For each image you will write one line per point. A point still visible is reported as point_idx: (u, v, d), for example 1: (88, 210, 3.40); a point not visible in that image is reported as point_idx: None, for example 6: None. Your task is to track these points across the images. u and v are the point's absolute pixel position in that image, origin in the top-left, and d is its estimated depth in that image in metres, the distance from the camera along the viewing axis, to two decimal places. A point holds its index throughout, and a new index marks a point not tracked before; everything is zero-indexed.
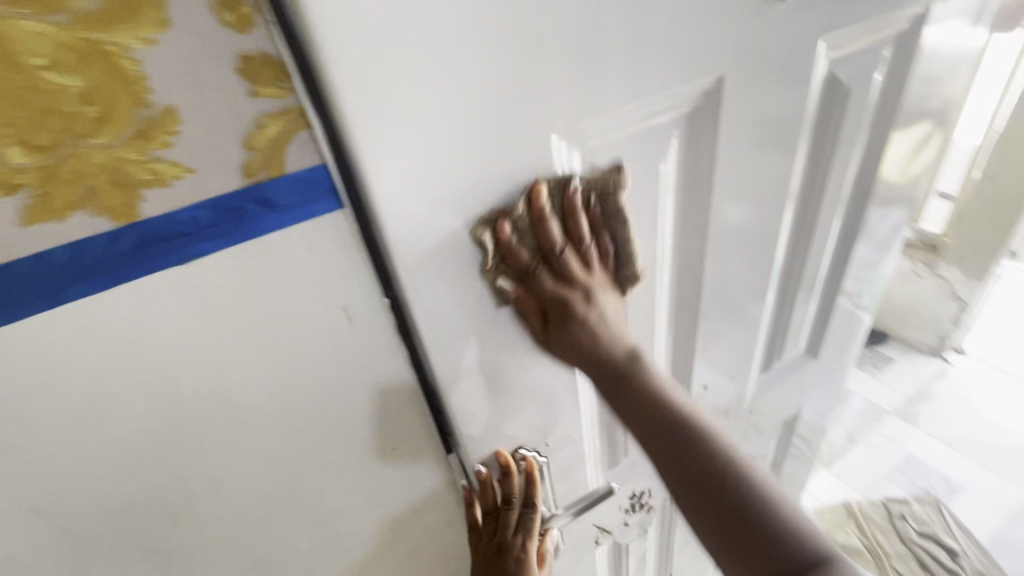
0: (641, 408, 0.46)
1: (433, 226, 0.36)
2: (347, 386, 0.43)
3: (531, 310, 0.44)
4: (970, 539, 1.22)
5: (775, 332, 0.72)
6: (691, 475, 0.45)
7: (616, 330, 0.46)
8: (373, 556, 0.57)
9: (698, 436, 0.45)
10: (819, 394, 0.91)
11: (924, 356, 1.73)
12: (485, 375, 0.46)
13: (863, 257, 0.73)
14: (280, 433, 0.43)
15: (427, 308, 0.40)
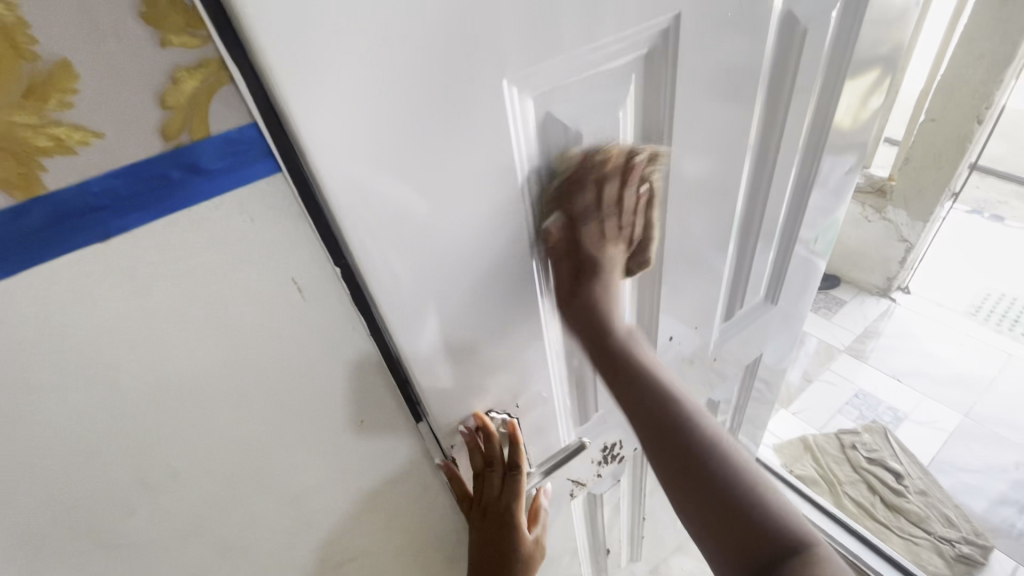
0: (632, 374, 0.51)
1: (382, 189, 0.34)
2: (306, 360, 0.41)
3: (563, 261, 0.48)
4: (913, 461, 1.32)
5: (735, 282, 0.74)
6: (667, 444, 0.49)
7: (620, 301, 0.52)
8: (350, 527, 0.57)
9: (676, 406, 0.51)
10: (778, 339, 0.95)
11: (873, 296, 1.82)
12: (451, 341, 0.45)
13: (818, 203, 0.74)
14: (239, 415, 0.41)
15: (383, 276, 0.38)
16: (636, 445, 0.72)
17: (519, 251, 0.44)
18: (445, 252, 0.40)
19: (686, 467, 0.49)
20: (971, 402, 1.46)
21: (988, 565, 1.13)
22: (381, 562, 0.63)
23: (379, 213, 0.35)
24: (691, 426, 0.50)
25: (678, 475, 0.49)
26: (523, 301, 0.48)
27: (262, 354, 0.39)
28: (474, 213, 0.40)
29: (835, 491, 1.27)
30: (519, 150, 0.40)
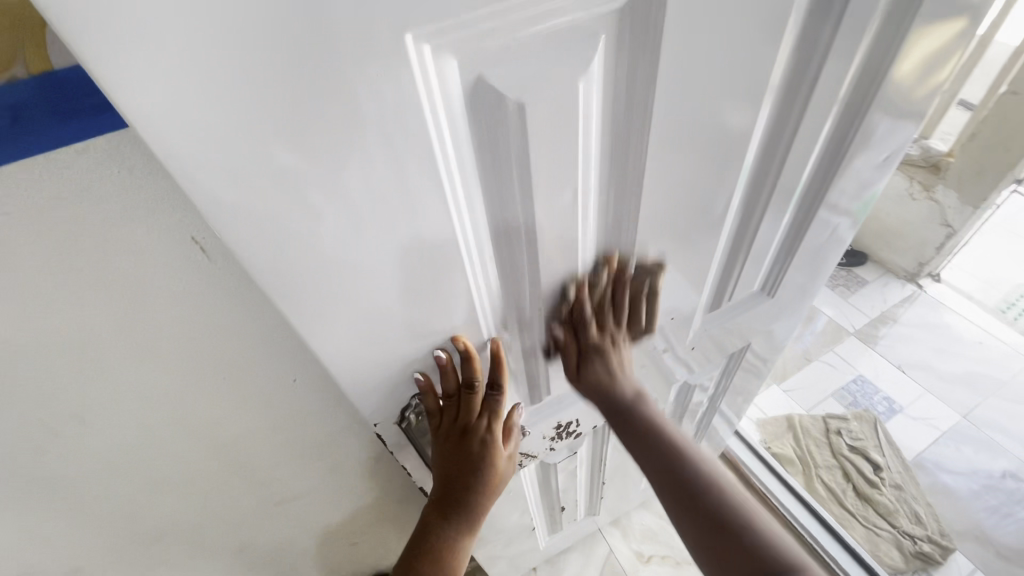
0: (642, 439, 0.54)
1: (256, 172, 0.27)
2: (219, 322, 0.38)
3: (571, 356, 0.54)
4: (895, 452, 1.31)
5: (728, 265, 0.63)
6: (686, 493, 0.49)
7: (624, 371, 0.57)
8: (288, 472, 0.57)
9: (693, 460, 0.51)
10: (780, 330, 0.87)
11: (899, 280, 1.71)
12: (378, 343, 0.39)
13: (859, 170, 0.60)
14: (145, 371, 0.39)
15: (273, 268, 0.31)
16: (597, 423, 0.70)
17: (455, 253, 0.37)
18: (355, 250, 0.32)
19: (711, 531, 0.47)
20: (975, 404, 1.41)
21: (945, 564, 1.13)
22: (324, 499, 0.64)
23: (252, 198, 0.28)
24: (710, 478, 0.50)
25: (699, 528, 0.47)
26: (460, 304, 0.41)
27: (163, 316, 0.36)
28: (393, 207, 0.31)
29: (808, 473, 1.27)
30: (445, 135, 0.30)
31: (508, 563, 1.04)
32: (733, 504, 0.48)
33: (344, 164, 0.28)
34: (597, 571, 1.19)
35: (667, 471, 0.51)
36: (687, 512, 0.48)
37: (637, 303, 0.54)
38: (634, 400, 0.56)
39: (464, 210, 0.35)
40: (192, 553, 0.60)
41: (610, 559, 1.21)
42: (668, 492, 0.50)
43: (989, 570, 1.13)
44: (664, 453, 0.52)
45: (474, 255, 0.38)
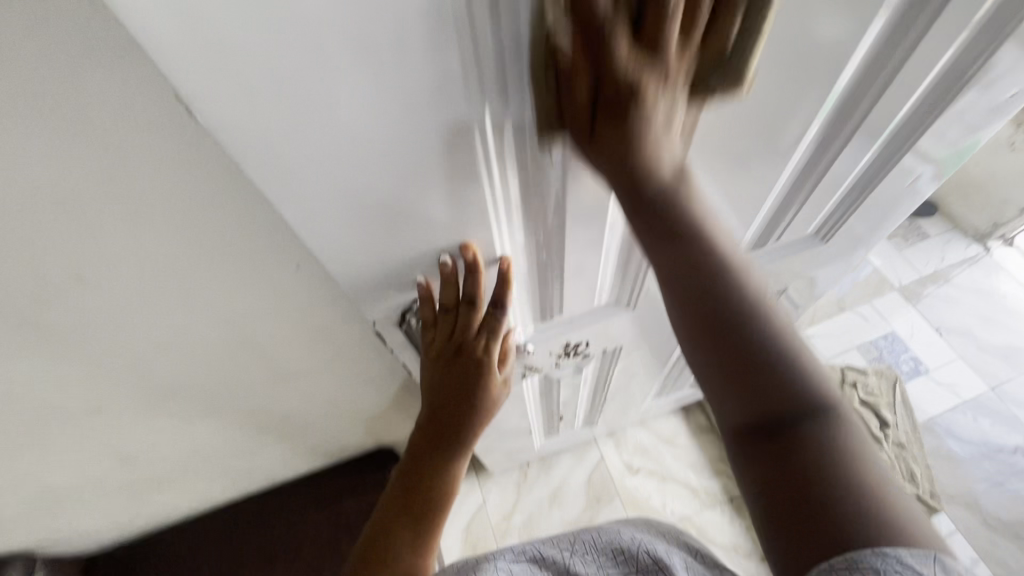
0: (674, 245, 0.35)
1: (237, 37, 0.22)
2: (215, 197, 0.36)
3: (581, 72, 0.29)
4: (908, 414, 1.27)
5: (784, 203, 0.56)
6: (716, 323, 0.34)
7: (672, 140, 0.33)
8: (294, 352, 0.58)
9: (737, 285, 0.34)
10: (824, 278, 0.81)
11: (965, 239, 1.57)
12: (378, 242, 0.36)
13: (961, 111, 0.49)
14: (140, 237, 0.38)
15: (262, 152, 0.28)
16: (607, 346, 0.68)
17: (470, 155, 0.32)
18: (355, 140, 0.29)
19: (738, 376, 0.33)
20: (1007, 378, 1.35)
21: None
22: (329, 380, 0.66)
23: (233, 68, 0.24)
24: (753, 309, 0.34)
25: (723, 363, 0.34)
26: (472, 212, 0.37)
27: (152, 181, 0.34)
28: (399, 94, 0.27)
29: None
30: (465, 8, 0.25)
31: (503, 456, 1.11)
32: (780, 340, 0.34)
33: (344, 34, 0.24)
34: (586, 474, 1.27)
35: (698, 288, 0.34)
36: (711, 349, 0.34)
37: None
38: (676, 187, 0.34)
39: (480, 102, 0.30)
40: (203, 410, 0.64)
41: (600, 466, 1.27)
42: (693, 321, 0.35)
43: (968, 535, 1.15)
44: (694, 265, 0.34)
45: (493, 157, 0.34)
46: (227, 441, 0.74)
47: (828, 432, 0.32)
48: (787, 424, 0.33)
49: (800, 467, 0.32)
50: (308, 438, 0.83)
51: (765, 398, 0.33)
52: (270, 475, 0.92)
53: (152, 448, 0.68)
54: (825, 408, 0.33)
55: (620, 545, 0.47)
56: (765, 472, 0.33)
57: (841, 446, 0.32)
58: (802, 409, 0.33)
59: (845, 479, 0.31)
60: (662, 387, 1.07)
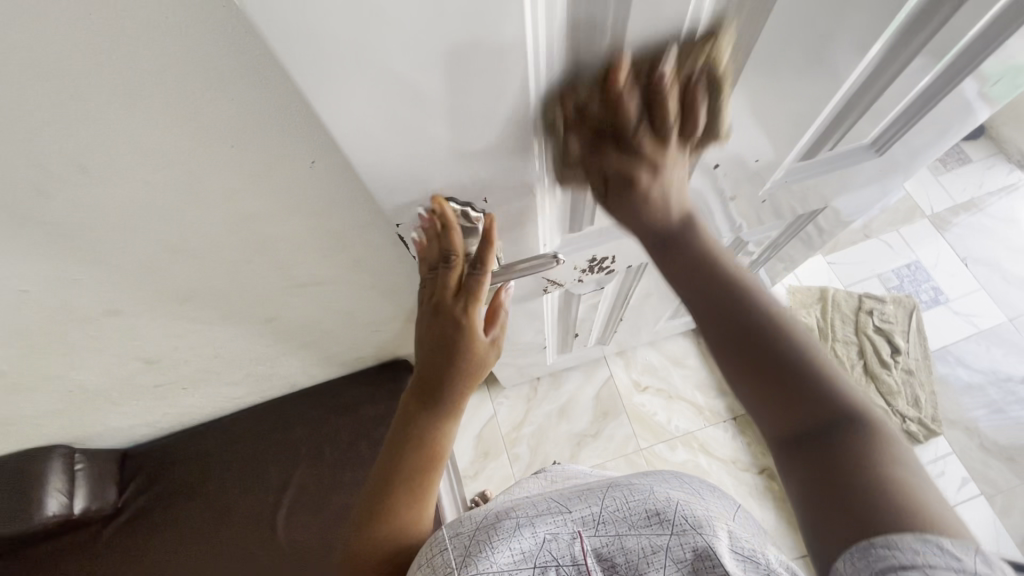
0: (689, 264, 0.40)
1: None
2: (223, 81, 0.32)
3: (593, 174, 0.41)
4: (920, 342, 1.28)
5: (842, 114, 0.50)
6: (743, 332, 0.36)
7: (676, 193, 0.41)
8: (314, 258, 0.56)
9: (760, 302, 0.37)
10: (863, 199, 0.76)
11: (1009, 164, 1.49)
12: (405, 140, 0.33)
13: None
14: (144, 125, 0.34)
15: (274, 9, 0.23)
16: (632, 263, 0.66)
17: (515, 24, 0.27)
18: (382, 12, 0.24)
19: (771, 385, 0.35)
20: None
21: (924, 444, 1.19)
22: (348, 288, 0.65)
23: None
24: (777, 321, 0.36)
25: (752, 369, 0.35)
26: (512, 98, 0.32)
27: (148, 53, 0.30)
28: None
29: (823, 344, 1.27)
30: None
31: (517, 371, 1.13)
32: (808, 346, 0.35)
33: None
34: (595, 389, 1.30)
35: (722, 313, 0.37)
36: (742, 360, 0.36)
37: (694, 101, 0.37)
38: (683, 222, 0.42)
39: None
40: (224, 315, 0.63)
41: (609, 382, 1.30)
42: (722, 334, 0.37)
43: (962, 456, 1.18)
44: (715, 286, 0.38)
45: (542, 27, 0.29)
46: (248, 347, 0.75)
47: (867, 440, 0.32)
48: (830, 438, 0.33)
49: (845, 479, 0.31)
50: (326, 347, 0.83)
51: (794, 414, 0.34)
52: (291, 381, 0.94)
53: (175, 351, 0.68)
54: (860, 421, 0.33)
55: (655, 505, 0.42)
56: (810, 489, 0.32)
57: (883, 457, 0.32)
58: (831, 415, 0.33)
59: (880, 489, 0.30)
60: (678, 309, 1.07)
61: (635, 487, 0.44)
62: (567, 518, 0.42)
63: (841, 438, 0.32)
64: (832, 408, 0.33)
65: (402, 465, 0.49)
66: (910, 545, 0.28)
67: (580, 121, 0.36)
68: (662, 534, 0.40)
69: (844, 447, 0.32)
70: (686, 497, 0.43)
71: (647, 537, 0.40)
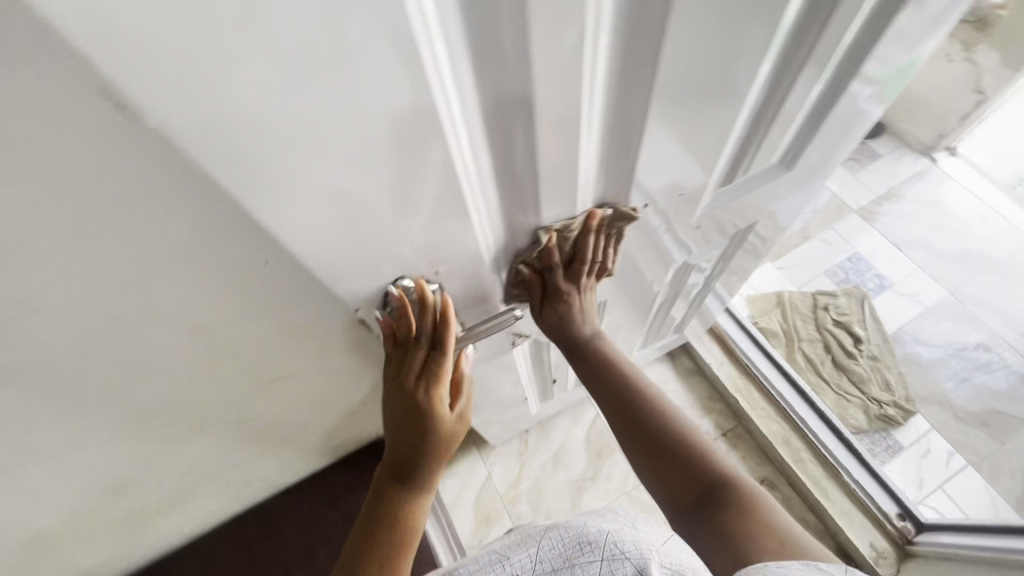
0: (595, 371, 0.62)
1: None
2: (171, 206, 0.34)
3: (536, 290, 0.55)
4: (877, 327, 1.35)
5: (748, 139, 0.56)
6: (630, 414, 0.59)
7: (587, 314, 0.61)
8: (279, 353, 0.56)
9: (637, 391, 0.61)
10: (788, 208, 0.83)
11: (913, 153, 1.64)
12: (353, 234, 0.35)
13: (911, 19, 0.49)
14: (95, 258, 0.35)
15: (210, 142, 0.25)
16: None
17: (436, 125, 0.30)
18: (314, 137, 0.27)
19: (653, 444, 0.57)
20: (963, 281, 1.42)
21: (905, 425, 1.23)
22: (318, 376, 0.65)
23: (175, 75, 0.22)
24: (648, 402, 0.60)
25: (640, 439, 0.58)
26: (444, 191, 0.35)
27: (94, 193, 0.31)
28: (355, 49, 0.24)
29: (791, 346, 1.31)
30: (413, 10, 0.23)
31: (503, 427, 1.12)
32: (670, 416, 0.59)
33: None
34: (584, 432, 1.29)
35: (618, 406, 0.60)
36: (633, 434, 0.59)
37: (613, 250, 0.56)
38: (591, 336, 0.62)
39: (437, 95, 0.28)
40: (192, 426, 0.62)
41: (597, 422, 1.30)
42: (621, 419, 0.60)
43: (942, 430, 1.23)
44: (613, 386, 0.61)
45: (463, 136, 0.32)
46: (223, 455, 0.72)
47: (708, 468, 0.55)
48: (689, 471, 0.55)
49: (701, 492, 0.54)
50: (303, 439, 0.81)
51: (669, 463, 0.56)
52: (271, 482, 0.91)
53: (143, 473, 0.65)
54: (703, 458, 0.56)
55: (587, 535, 0.45)
56: (684, 507, 0.54)
57: (717, 475, 0.55)
58: (689, 458, 0.56)
59: (721, 501, 0.52)
60: (649, 337, 1.09)
61: (570, 527, 0.47)
62: (506, 566, 0.45)
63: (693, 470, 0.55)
64: (687, 451, 0.57)
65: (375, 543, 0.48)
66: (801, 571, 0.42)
67: (547, 253, 0.50)
68: (593, 560, 0.43)
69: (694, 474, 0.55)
70: (616, 526, 0.46)
71: (579, 565, 0.43)
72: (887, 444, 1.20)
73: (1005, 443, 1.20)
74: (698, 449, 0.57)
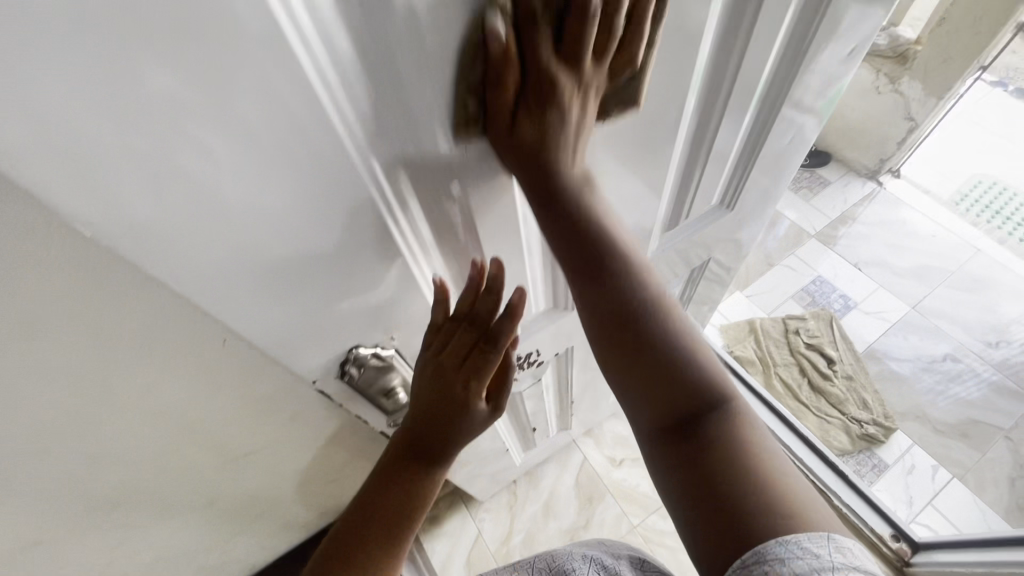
0: (575, 247, 0.40)
1: (86, 120, 0.20)
2: (128, 314, 0.35)
3: (510, 79, 0.32)
4: (848, 347, 1.38)
5: (683, 191, 0.59)
6: (621, 319, 0.39)
7: (580, 142, 0.38)
8: (247, 430, 0.56)
9: (632, 282, 0.40)
10: (741, 241, 0.86)
11: (860, 178, 1.74)
12: (305, 316, 0.37)
13: (817, 74, 0.54)
14: (53, 362, 0.36)
15: (158, 255, 0.27)
16: (558, 350, 0.69)
17: (372, 212, 0.32)
18: (257, 239, 0.29)
19: (650, 368, 0.39)
20: (923, 295, 1.48)
21: (887, 443, 1.24)
22: (290, 448, 0.64)
23: (121, 207, 0.24)
24: (648, 303, 0.40)
25: (634, 355, 0.39)
26: (387, 264, 0.37)
27: (50, 308, 0.32)
28: (282, 151, 0.26)
29: (768, 372, 1.33)
30: (336, 127, 0.27)
31: (489, 480, 1.10)
32: (673, 332, 0.40)
33: (205, 98, 0.22)
34: (573, 477, 1.27)
35: (605, 304, 0.40)
36: (625, 347, 0.39)
37: (633, 26, 0.34)
38: (581, 186, 0.40)
39: (369, 189, 0.31)
40: (161, 513, 0.60)
41: (585, 465, 1.29)
42: (606, 320, 0.40)
43: (924, 444, 1.24)
44: (601, 272, 0.40)
45: (399, 215, 0.35)
46: (195, 539, 0.69)
47: (719, 413, 0.38)
48: (697, 416, 0.38)
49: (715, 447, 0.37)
50: (280, 514, 0.79)
51: (669, 395, 0.38)
52: (249, 562, 0.87)
53: (111, 568, 0.63)
54: (715, 397, 0.39)
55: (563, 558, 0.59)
56: (685, 470, 0.37)
57: (729, 424, 0.38)
58: (696, 393, 0.39)
59: (739, 459, 0.36)
60: None
61: (550, 554, 0.61)
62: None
63: (701, 413, 0.38)
64: (694, 384, 0.39)
65: (370, 537, 0.48)
66: (780, 552, 0.32)
67: None
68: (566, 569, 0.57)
69: (701, 418, 0.38)
70: (583, 551, 0.60)
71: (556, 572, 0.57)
72: (872, 464, 1.21)
73: (985, 452, 1.23)
74: (708, 380, 0.39)
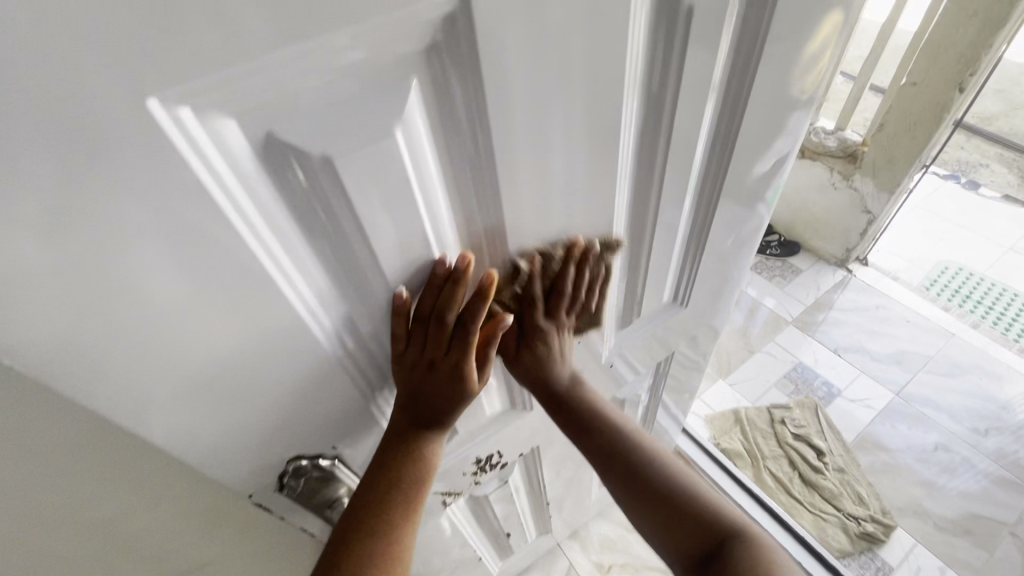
0: (581, 429, 0.59)
1: (16, 268, 0.22)
2: (57, 434, 0.35)
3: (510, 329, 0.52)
4: (837, 437, 1.35)
5: (631, 294, 0.61)
6: (629, 473, 0.57)
7: (566, 359, 0.57)
8: (185, 549, 0.53)
9: (630, 444, 0.58)
10: (706, 333, 0.88)
11: (830, 266, 1.80)
12: (240, 435, 0.37)
13: (742, 187, 0.59)
14: None
15: (84, 388, 0.28)
16: (522, 450, 0.68)
17: (305, 334, 0.34)
18: (185, 366, 0.30)
19: (658, 506, 0.56)
20: (905, 382, 1.47)
21: (888, 543, 1.17)
22: (237, 566, 0.60)
23: (46, 347, 0.25)
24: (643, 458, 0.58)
25: (642, 497, 0.56)
26: (324, 380, 0.38)
27: None
28: (210, 283, 0.28)
29: (757, 466, 1.29)
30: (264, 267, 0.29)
31: None
32: (668, 473, 0.57)
33: (133, 240, 0.24)
34: None
35: (614, 460, 0.58)
36: (634, 492, 0.57)
37: (595, 286, 0.52)
38: (573, 384, 0.58)
39: (299, 315, 0.32)
40: None
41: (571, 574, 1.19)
42: (619, 473, 0.57)
43: (927, 544, 1.17)
44: (605, 442, 0.58)
45: (335, 334, 0.36)
46: None
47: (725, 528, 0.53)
48: (708, 534, 0.53)
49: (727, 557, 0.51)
50: None
51: (679, 523, 0.54)
52: None
53: None
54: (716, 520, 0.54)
55: None
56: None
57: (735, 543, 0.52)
58: (702, 518, 0.54)
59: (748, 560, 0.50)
60: None
61: None
62: None
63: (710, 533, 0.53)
64: (696, 513, 0.55)
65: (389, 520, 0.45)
66: None
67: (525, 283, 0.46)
68: None
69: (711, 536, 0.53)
70: None
71: None
72: (875, 568, 1.13)
73: (992, 551, 1.17)
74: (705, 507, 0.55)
